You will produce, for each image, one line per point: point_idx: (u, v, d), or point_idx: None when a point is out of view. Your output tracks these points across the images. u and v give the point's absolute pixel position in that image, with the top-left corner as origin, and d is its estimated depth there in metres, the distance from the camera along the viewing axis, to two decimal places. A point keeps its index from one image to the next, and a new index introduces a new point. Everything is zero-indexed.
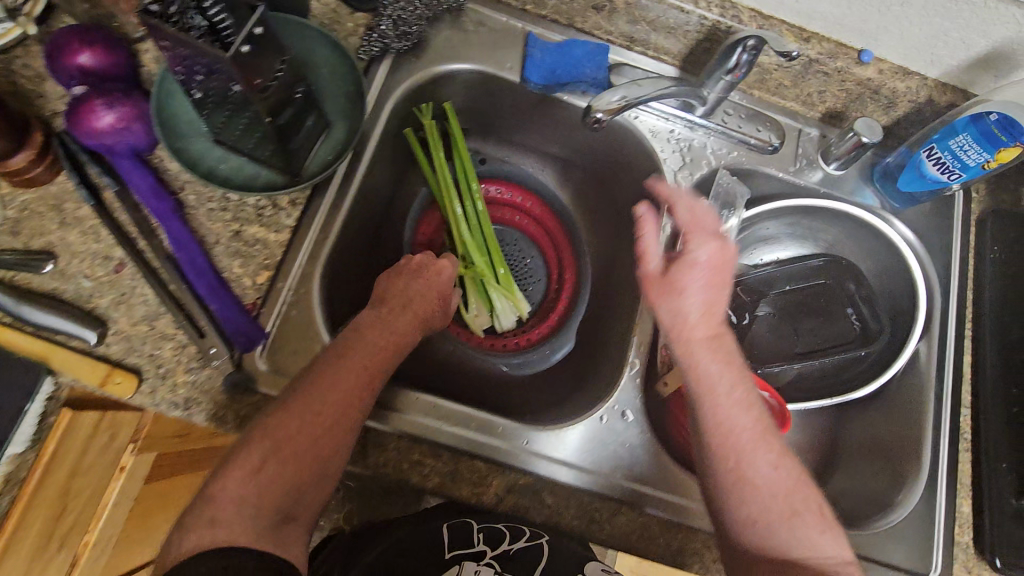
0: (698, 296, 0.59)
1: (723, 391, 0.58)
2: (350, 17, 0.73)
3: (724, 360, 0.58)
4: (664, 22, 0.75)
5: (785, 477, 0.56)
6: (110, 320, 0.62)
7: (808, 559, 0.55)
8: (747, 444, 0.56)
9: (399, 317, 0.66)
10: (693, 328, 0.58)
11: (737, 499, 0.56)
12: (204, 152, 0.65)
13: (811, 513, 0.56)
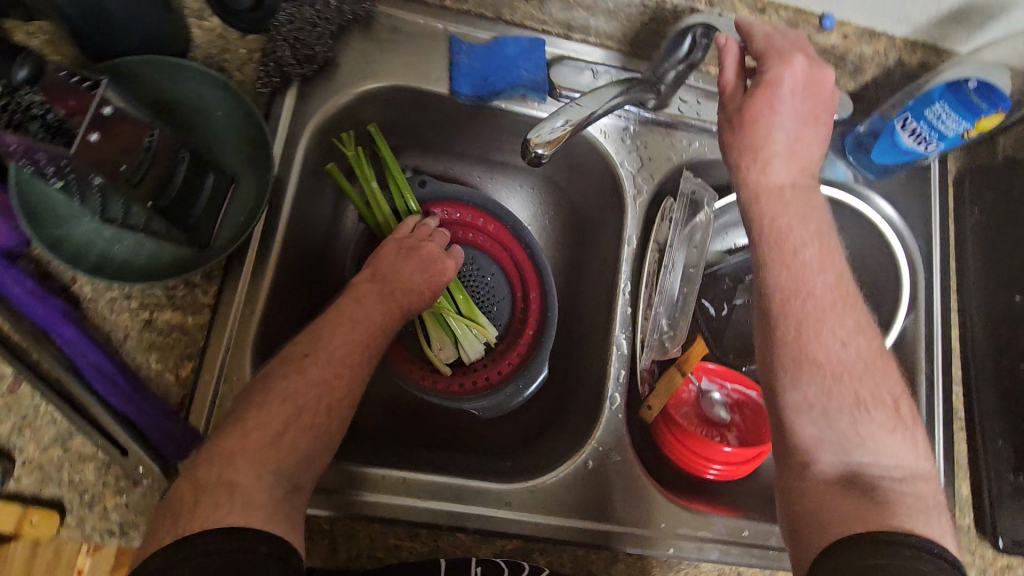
0: (779, 127, 0.55)
1: (796, 252, 0.55)
2: (241, 41, 0.63)
3: (800, 206, 0.56)
4: (603, 6, 0.65)
5: (862, 363, 0.54)
6: (16, 450, 0.54)
7: (872, 454, 0.51)
8: (817, 312, 0.54)
9: (388, 312, 0.65)
10: (769, 156, 0.56)
11: (811, 380, 0.52)
12: (88, 238, 0.55)
13: (884, 410, 0.52)
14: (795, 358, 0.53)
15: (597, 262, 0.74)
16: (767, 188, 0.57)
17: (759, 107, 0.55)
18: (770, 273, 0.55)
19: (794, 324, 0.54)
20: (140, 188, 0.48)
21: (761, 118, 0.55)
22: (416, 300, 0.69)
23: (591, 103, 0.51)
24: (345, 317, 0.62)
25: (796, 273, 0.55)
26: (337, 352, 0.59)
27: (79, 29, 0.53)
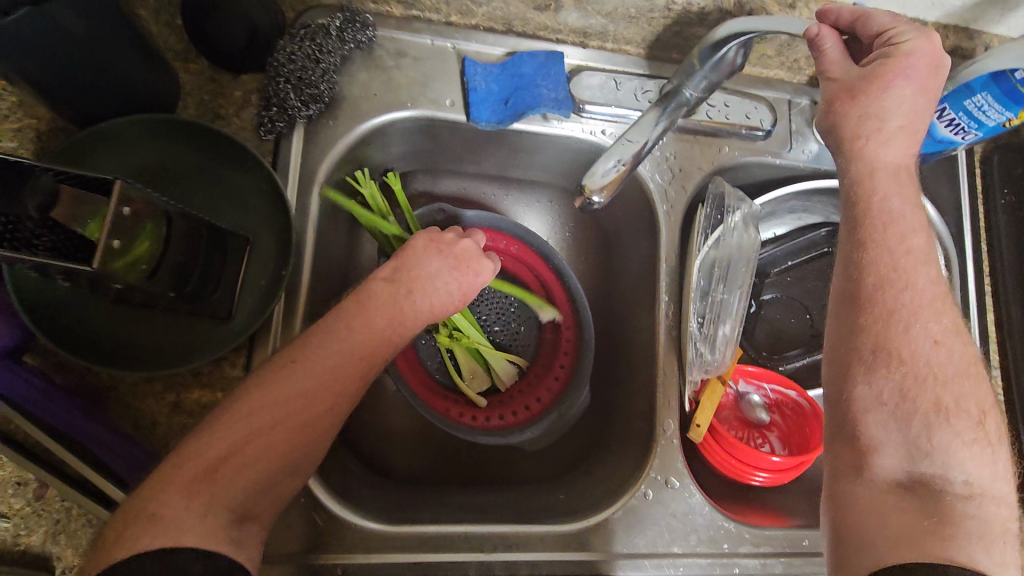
0: (902, 105, 0.49)
1: (904, 240, 0.50)
2: (235, 83, 0.58)
3: (899, 188, 0.51)
4: (623, 12, 0.61)
5: (945, 368, 0.48)
6: (54, 557, 0.50)
7: (942, 467, 0.46)
8: (923, 303, 0.49)
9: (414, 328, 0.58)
10: (884, 138, 0.50)
11: (890, 378, 0.48)
12: (101, 325, 0.50)
13: (967, 422, 0.47)
14: (876, 349, 0.48)
15: (633, 278, 0.72)
16: (881, 169, 0.51)
17: (886, 84, 0.49)
18: (871, 253, 0.50)
19: (883, 321, 0.49)
20: (159, 281, 0.43)
21: (892, 96, 0.49)
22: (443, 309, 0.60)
23: (640, 137, 0.49)
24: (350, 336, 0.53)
25: (897, 277, 0.49)
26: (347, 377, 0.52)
27: (59, 95, 0.47)
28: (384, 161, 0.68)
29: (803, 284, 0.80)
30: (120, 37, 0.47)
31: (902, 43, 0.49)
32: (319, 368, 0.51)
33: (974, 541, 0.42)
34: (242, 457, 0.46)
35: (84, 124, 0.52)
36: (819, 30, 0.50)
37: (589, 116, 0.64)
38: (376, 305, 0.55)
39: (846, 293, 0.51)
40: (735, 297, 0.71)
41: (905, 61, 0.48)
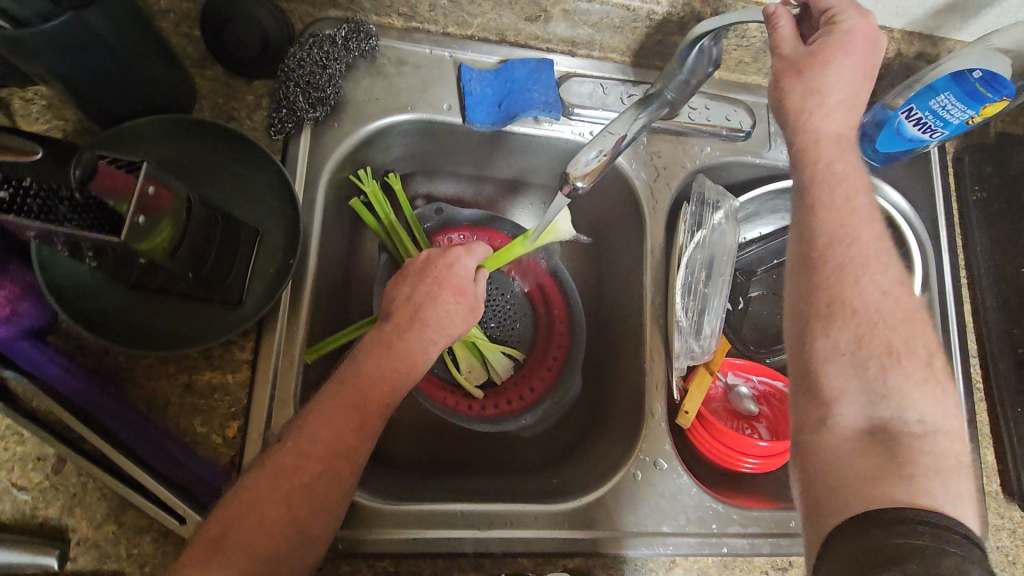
0: (842, 81, 0.53)
1: (848, 199, 0.54)
2: (248, 88, 0.62)
3: (844, 155, 0.55)
4: (608, 22, 0.66)
5: (890, 313, 0.51)
6: (69, 529, 0.52)
7: (895, 403, 0.49)
8: (868, 257, 0.53)
9: (427, 360, 0.59)
10: (827, 112, 0.55)
11: (849, 328, 0.51)
12: (120, 307, 0.54)
13: (916, 362, 0.51)
14: (830, 302, 0.52)
15: (623, 271, 0.75)
16: (825, 138, 0.55)
17: (822, 60, 0.53)
18: (819, 216, 0.54)
19: (837, 282, 0.52)
20: (178, 261, 0.46)
21: (826, 74, 0.53)
22: (454, 332, 0.62)
23: (622, 129, 0.53)
24: (361, 372, 0.56)
25: (852, 241, 0.53)
26: (357, 416, 0.54)
27: (87, 95, 0.51)
28: (386, 163, 0.72)
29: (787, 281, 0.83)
30: (145, 43, 0.51)
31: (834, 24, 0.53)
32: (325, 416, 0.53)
33: (931, 477, 0.45)
34: (254, 509, 0.49)
35: (108, 124, 0.56)
36: (774, 10, 0.55)
37: (578, 119, 0.69)
38: (383, 347, 0.57)
39: (800, 255, 0.55)
40: (717, 294, 0.74)
41: (842, 38, 0.52)
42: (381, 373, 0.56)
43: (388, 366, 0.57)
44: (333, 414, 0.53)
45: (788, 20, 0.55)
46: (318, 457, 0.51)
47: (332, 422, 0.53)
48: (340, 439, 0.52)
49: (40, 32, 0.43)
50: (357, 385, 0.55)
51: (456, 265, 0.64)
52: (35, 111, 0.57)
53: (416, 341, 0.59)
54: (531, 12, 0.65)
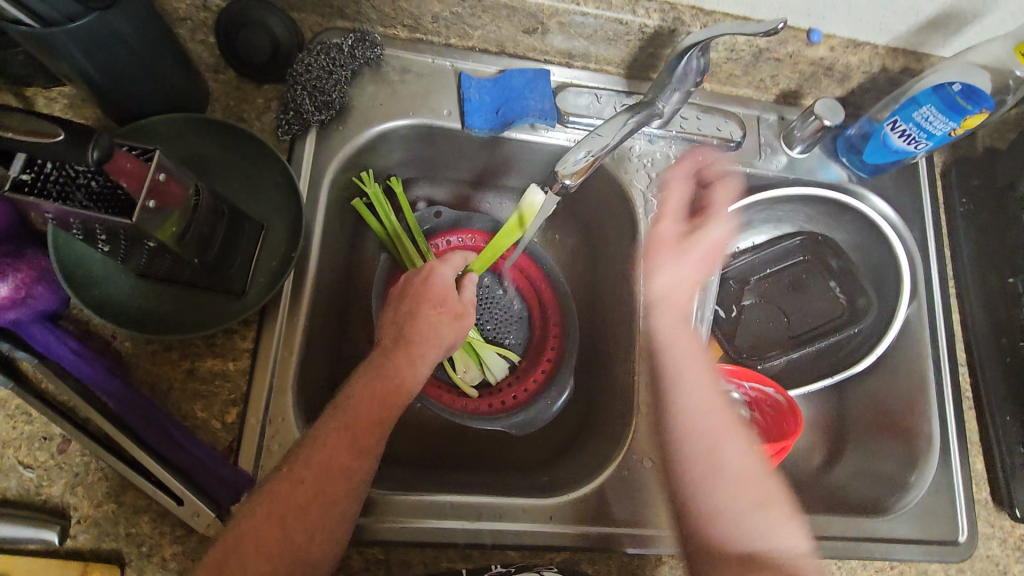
0: (693, 271, 0.63)
1: (700, 365, 0.61)
2: (258, 91, 0.66)
3: (684, 330, 0.62)
4: (602, 34, 0.69)
5: (747, 471, 0.56)
6: (71, 507, 0.54)
7: (765, 546, 0.53)
8: (717, 425, 0.59)
9: (419, 377, 0.60)
10: (676, 292, 0.63)
11: (715, 489, 0.56)
12: (130, 293, 0.57)
13: (776, 507, 0.56)
14: (692, 462, 0.57)
15: (617, 275, 0.77)
16: (680, 321, 0.63)
17: (679, 249, 0.64)
18: (676, 387, 0.60)
19: (705, 451, 0.57)
20: (186, 246, 0.49)
21: (673, 260, 0.63)
22: (440, 347, 0.63)
23: (610, 132, 0.56)
24: (351, 397, 0.57)
25: (683, 417, 0.59)
26: (353, 440, 0.54)
27: (107, 94, 0.54)
28: (388, 166, 0.75)
29: (781, 290, 0.82)
30: (163, 45, 0.55)
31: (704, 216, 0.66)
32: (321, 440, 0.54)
33: None
34: (251, 539, 0.50)
35: (125, 122, 0.59)
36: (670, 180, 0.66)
37: (573, 126, 0.72)
38: (371, 376, 0.58)
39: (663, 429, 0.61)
40: (709, 299, 0.75)
41: (695, 232, 0.64)
42: (373, 393, 0.57)
43: (383, 382, 0.57)
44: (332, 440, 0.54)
45: (676, 192, 0.66)
46: (317, 469, 0.53)
47: (331, 451, 0.53)
48: (335, 462, 0.53)
49: (67, 31, 0.47)
50: (346, 412, 0.55)
51: (433, 278, 0.65)
52: (57, 109, 0.60)
53: (404, 360, 0.59)
54: (529, 24, 0.68)
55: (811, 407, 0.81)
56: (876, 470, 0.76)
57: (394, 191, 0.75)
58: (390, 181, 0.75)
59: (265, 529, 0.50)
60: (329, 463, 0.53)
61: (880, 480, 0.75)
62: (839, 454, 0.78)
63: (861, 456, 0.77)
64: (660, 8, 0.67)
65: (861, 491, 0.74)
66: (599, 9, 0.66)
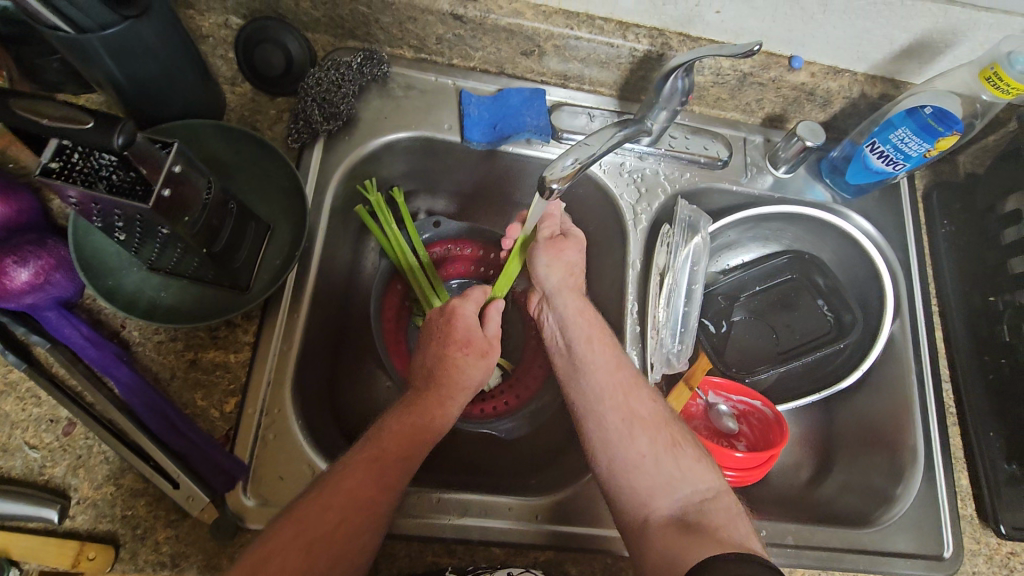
0: (563, 267, 0.69)
1: (591, 345, 0.66)
2: (271, 103, 0.71)
3: (577, 310, 0.68)
4: (595, 57, 0.73)
5: (650, 416, 0.63)
6: (71, 488, 0.56)
7: (680, 488, 0.59)
8: (620, 399, 0.63)
9: (447, 417, 0.63)
10: (564, 277, 0.69)
11: (627, 441, 0.61)
12: (140, 284, 0.60)
13: (689, 446, 0.62)
14: (603, 436, 0.62)
15: (610, 284, 0.80)
16: (563, 308, 0.69)
17: (571, 245, 0.70)
18: (575, 381, 0.66)
19: (614, 408, 0.63)
20: (196, 236, 0.52)
21: (560, 255, 0.69)
22: (466, 390, 0.65)
23: (597, 143, 0.60)
24: (386, 431, 0.60)
25: (593, 378, 0.65)
26: (378, 469, 0.56)
27: (132, 100, 0.59)
28: (390, 177, 0.79)
29: (769, 306, 0.83)
30: (185, 56, 0.60)
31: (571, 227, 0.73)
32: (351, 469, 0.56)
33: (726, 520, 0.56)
34: (278, 559, 0.49)
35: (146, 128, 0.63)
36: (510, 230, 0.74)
37: (567, 142, 0.76)
38: (403, 417, 0.61)
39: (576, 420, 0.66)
40: (696, 309, 0.79)
41: (566, 236, 0.71)
42: (402, 427, 0.59)
43: (416, 417, 0.60)
44: (358, 471, 0.55)
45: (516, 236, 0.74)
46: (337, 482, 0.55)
47: (356, 477, 0.55)
48: (361, 487, 0.55)
49: (99, 37, 0.51)
50: (376, 449, 0.57)
51: (455, 320, 0.67)
52: None
53: (436, 401, 0.62)
54: (526, 47, 0.73)
55: (799, 422, 0.82)
56: (862, 484, 0.76)
57: (397, 202, 0.79)
58: (392, 191, 0.79)
59: (291, 550, 0.50)
60: (357, 486, 0.54)
61: (867, 494, 0.75)
62: (827, 469, 0.79)
63: (846, 470, 0.78)
64: (649, 34, 0.71)
65: (846, 505, 0.75)
66: (591, 34, 0.70)
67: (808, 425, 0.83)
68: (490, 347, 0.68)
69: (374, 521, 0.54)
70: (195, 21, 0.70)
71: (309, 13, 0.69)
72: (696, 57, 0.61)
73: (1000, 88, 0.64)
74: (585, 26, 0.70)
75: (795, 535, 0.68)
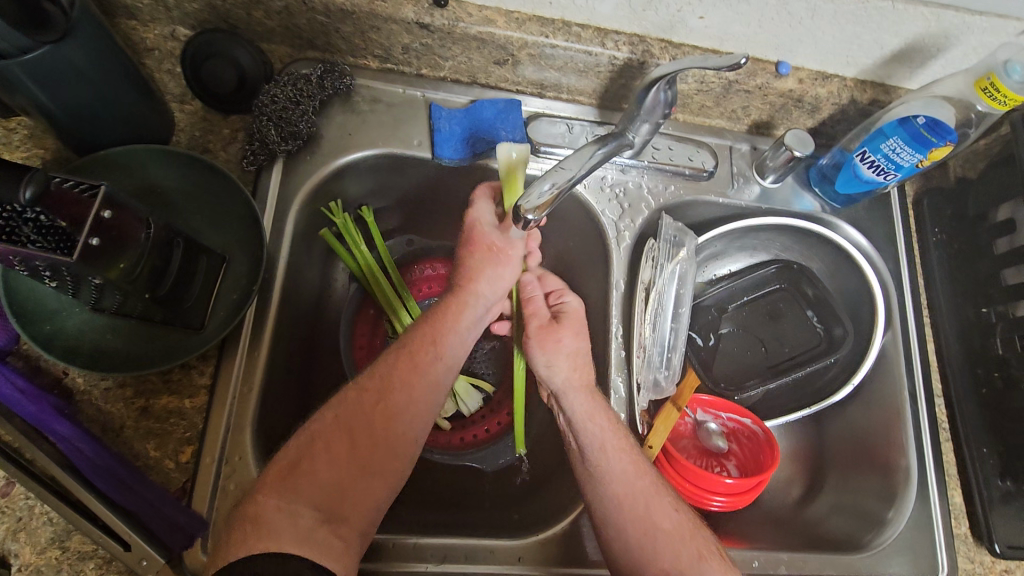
0: (567, 355, 0.66)
1: (604, 448, 0.61)
2: (224, 122, 0.65)
3: (588, 412, 0.62)
4: (573, 66, 0.69)
5: (670, 525, 0.58)
6: (11, 554, 0.52)
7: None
8: (640, 506, 0.59)
9: (472, 305, 0.65)
10: (570, 373, 0.65)
11: (647, 556, 0.57)
12: (83, 328, 0.55)
13: (715, 558, 0.57)
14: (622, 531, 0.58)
15: (593, 304, 0.77)
16: (568, 399, 0.64)
17: (565, 330, 0.67)
18: (591, 489, 0.60)
19: (634, 520, 0.58)
20: (137, 285, 0.48)
21: (557, 345, 0.67)
22: (492, 283, 0.67)
23: (576, 166, 0.57)
24: (394, 360, 0.59)
25: (610, 490, 0.59)
26: (388, 408, 0.56)
27: (64, 126, 0.53)
28: (358, 196, 0.74)
29: (759, 319, 0.80)
30: (124, 76, 0.54)
31: (561, 301, 0.70)
32: (387, 357, 0.60)
33: None
34: (321, 440, 0.54)
35: (84, 154, 0.58)
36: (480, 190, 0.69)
37: (545, 156, 0.72)
38: (433, 316, 0.63)
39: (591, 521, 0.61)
40: (684, 329, 0.76)
41: (559, 317, 0.68)
42: (413, 354, 0.59)
43: (433, 335, 0.62)
44: (393, 359, 0.59)
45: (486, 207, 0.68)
46: (355, 417, 0.55)
47: (371, 416, 0.55)
48: (397, 375, 0.58)
49: (19, 63, 0.46)
50: (408, 346, 0.60)
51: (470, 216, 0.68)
52: (15, 140, 0.60)
53: (449, 313, 0.64)
54: (499, 56, 0.68)
55: (789, 440, 0.80)
56: (853, 504, 0.74)
57: (366, 222, 0.75)
58: (361, 211, 0.74)
59: (333, 435, 0.54)
60: (393, 375, 0.58)
61: (858, 515, 0.73)
62: (817, 487, 0.77)
63: (837, 490, 0.76)
64: (629, 41, 0.67)
65: (837, 526, 0.73)
66: (569, 42, 0.66)
67: (799, 442, 0.80)
68: (501, 241, 0.67)
69: (411, 405, 0.57)
70: (139, 32, 0.64)
71: (263, 23, 0.64)
72: (678, 68, 0.57)
73: (996, 100, 0.61)
74: (561, 33, 0.66)
75: (787, 564, 0.66)
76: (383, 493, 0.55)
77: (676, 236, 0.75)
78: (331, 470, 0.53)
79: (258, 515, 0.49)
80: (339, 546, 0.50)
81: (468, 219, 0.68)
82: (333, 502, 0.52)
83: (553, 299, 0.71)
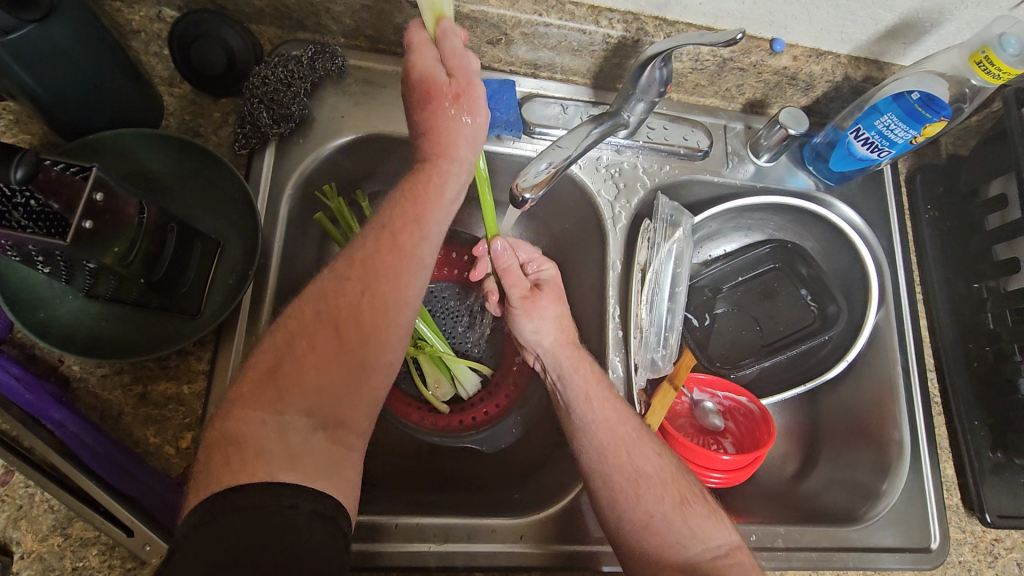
0: (550, 318, 0.65)
1: (588, 397, 0.62)
2: (215, 105, 0.64)
3: (575, 366, 0.64)
4: (567, 44, 0.68)
5: (654, 472, 0.58)
6: (13, 542, 0.52)
7: (691, 549, 0.55)
8: (621, 451, 0.59)
9: (456, 176, 0.55)
10: (556, 336, 0.65)
11: (633, 502, 0.57)
12: (77, 315, 0.54)
13: (698, 501, 0.58)
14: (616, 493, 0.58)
15: (589, 285, 0.77)
16: (554, 359, 0.65)
17: (548, 296, 0.66)
18: (579, 443, 0.61)
19: (615, 463, 0.59)
20: (131, 269, 0.47)
21: (541, 311, 0.65)
22: (470, 142, 0.55)
23: (570, 145, 0.59)
24: (374, 242, 0.53)
25: (595, 439, 0.60)
26: (373, 293, 0.52)
27: (50, 110, 0.52)
28: (353, 180, 0.73)
29: (753, 297, 0.80)
30: (108, 58, 0.53)
31: (538, 271, 0.68)
32: (364, 241, 0.54)
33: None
34: (306, 338, 0.50)
35: (71, 138, 0.57)
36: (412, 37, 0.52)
37: (540, 137, 0.72)
38: (408, 191, 0.54)
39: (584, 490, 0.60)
40: (681, 309, 0.76)
41: (540, 284, 0.67)
42: (391, 237, 0.53)
43: (406, 216, 0.53)
44: (372, 243, 0.53)
45: (429, 48, 0.52)
46: (336, 308, 0.51)
47: (356, 304, 0.51)
48: (378, 260, 0.52)
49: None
50: (386, 229, 0.53)
51: (415, 61, 0.52)
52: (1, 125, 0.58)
53: (422, 185, 0.54)
54: (493, 35, 0.67)
55: (784, 417, 0.81)
56: (846, 478, 0.75)
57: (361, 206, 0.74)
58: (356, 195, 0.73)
59: (315, 330, 0.51)
60: (374, 263, 0.52)
61: (852, 489, 0.74)
62: (812, 463, 0.78)
63: (831, 464, 0.77)
64: (623, 18, 0.66)
65: (831, 500, 0.74)
66: (562, 20, 0.65)
67: (794, 418, 0.81)
68: (466, 87, 0.53)
69: (396, 289, 0.52)
70: None
71: (251, 3, 0.62)
72: (671, 47, 0.57)
73: (990, 73, 0.61)
74: (555, 11, 0.65)
75: (784, 537, 0.67)
76: (378, 388, 0.53)
77: (671, 220, 0.75)
78: (322, 372, 0.50)
79: (245, 435, 0.46)
80: (340, 450, 0.49)
81: (416, 69, 0.52)
82: (330, 408, 0.50)
83: (528, 269, 0.69)
